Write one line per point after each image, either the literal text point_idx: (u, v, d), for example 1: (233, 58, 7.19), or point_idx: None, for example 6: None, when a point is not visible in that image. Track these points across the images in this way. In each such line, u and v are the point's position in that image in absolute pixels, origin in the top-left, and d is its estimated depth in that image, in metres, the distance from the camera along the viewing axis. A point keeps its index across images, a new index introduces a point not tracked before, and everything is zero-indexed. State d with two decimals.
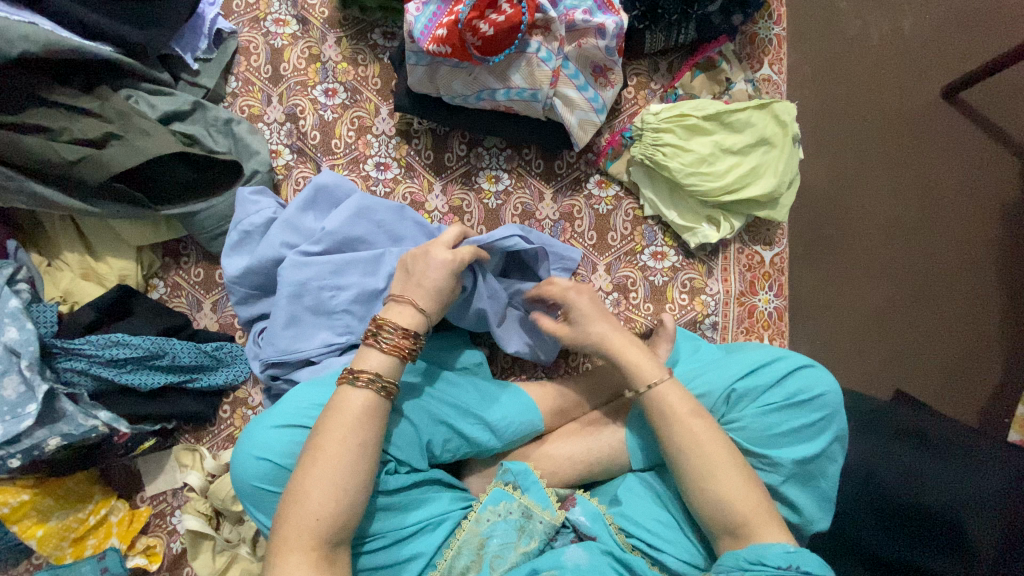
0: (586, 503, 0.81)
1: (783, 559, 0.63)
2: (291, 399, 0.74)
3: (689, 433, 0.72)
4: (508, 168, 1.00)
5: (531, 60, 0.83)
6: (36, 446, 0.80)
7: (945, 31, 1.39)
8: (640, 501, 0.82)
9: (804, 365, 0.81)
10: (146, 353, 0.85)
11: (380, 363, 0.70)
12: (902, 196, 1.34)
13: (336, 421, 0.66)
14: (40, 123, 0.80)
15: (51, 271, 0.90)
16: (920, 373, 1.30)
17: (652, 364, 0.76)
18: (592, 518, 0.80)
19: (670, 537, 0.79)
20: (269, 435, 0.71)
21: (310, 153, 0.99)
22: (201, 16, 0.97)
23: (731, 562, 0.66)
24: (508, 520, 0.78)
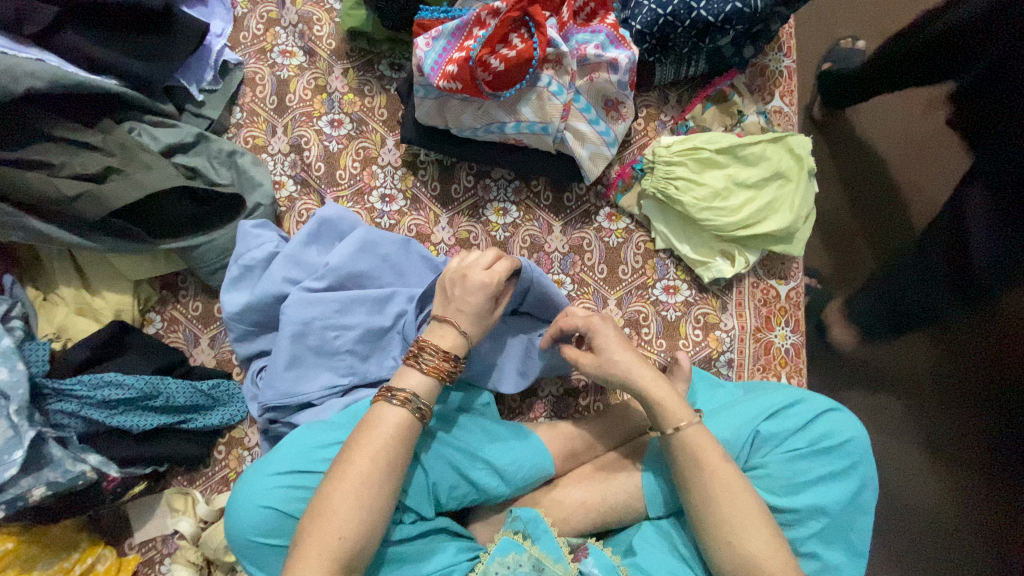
0: (599, 554, 0.77)
1: None
2: (292, 443, 0.71)
3: (716, 480, 0.70)
4: (516, 201, 0.98)
5: (542, 94, 0.81)
6: (21, 496, 0.74)
7: None
8: (657, 553, 0.79)
9: (830, 410, 0.78)
10: (140, 394, 0.81)
11: (419, 383, 0.69)
12: None
13: (347, 476, 0.63)
14: (40, 158, 0.77)
15: (46, 306, 0.86)
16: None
17: (671, 412, 0.72)
18: (605, 570, 0.76)
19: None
20: (269, 482, 0.67)
21: (313, 185, 0.97)
22: (207, 47, 0.96)
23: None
24: (519, 573, 0.73)
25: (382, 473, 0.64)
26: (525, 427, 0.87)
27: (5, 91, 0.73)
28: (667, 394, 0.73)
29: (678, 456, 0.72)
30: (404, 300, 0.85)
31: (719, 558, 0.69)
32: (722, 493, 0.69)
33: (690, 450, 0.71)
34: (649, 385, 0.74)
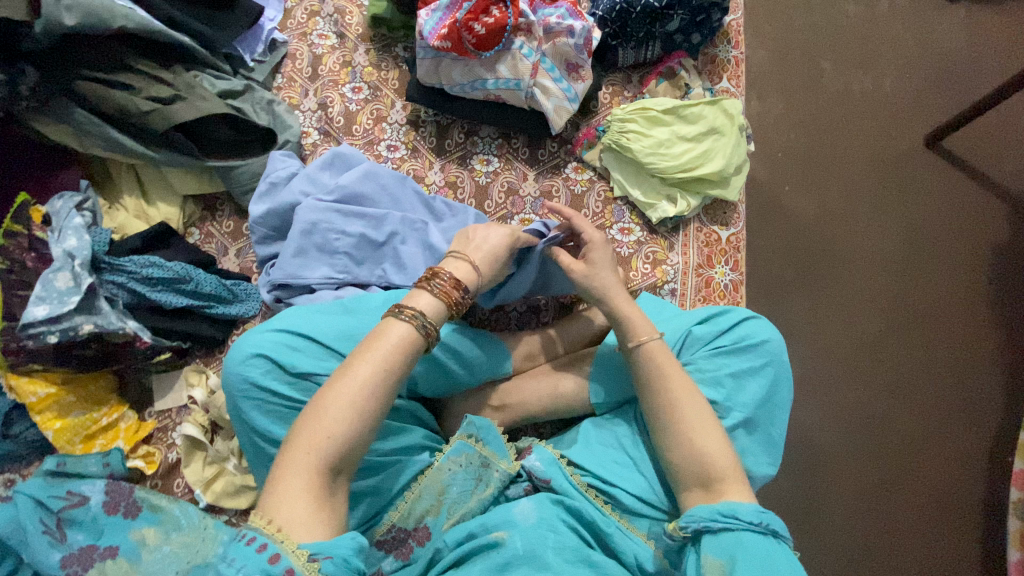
0: (541, 451, 0.88)
1: (755, 516, 0.67)
2: (294, 314, 0.86)
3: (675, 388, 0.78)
4: (499, 154, 1.17)
5: (515, 55, 1.03)
6: (72, 329, 0.90)
7: (921, 92, 1.65)
8: (595, 446, 0.90)
9: (748, 316, 0.92)
10: (176, 276, 1.00)
11: (428, 304, 0.75)
12: (892, 235, 1.56)
13: (349, 375, 0.67)
14: (124, 82, 1.00)
15: (110, 210, 1.07)
16: (866, 385, 1.47)
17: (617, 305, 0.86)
18: (547, 463, 0.86)
19: (626, 474, 0.86)
20: (268, 334, 0.81)
21: (334, 135, 1.18)
22: (261, 27, 1.22)
23: (705, 513, 0.69)
24: (468, 471, 0.85)
25: (380, 378, 0.67)
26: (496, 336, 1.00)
27: (104, 23, 0.94)
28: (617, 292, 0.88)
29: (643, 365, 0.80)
30: (395, 218, 1.02)
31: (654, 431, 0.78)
32: (676, 395, 0.77)
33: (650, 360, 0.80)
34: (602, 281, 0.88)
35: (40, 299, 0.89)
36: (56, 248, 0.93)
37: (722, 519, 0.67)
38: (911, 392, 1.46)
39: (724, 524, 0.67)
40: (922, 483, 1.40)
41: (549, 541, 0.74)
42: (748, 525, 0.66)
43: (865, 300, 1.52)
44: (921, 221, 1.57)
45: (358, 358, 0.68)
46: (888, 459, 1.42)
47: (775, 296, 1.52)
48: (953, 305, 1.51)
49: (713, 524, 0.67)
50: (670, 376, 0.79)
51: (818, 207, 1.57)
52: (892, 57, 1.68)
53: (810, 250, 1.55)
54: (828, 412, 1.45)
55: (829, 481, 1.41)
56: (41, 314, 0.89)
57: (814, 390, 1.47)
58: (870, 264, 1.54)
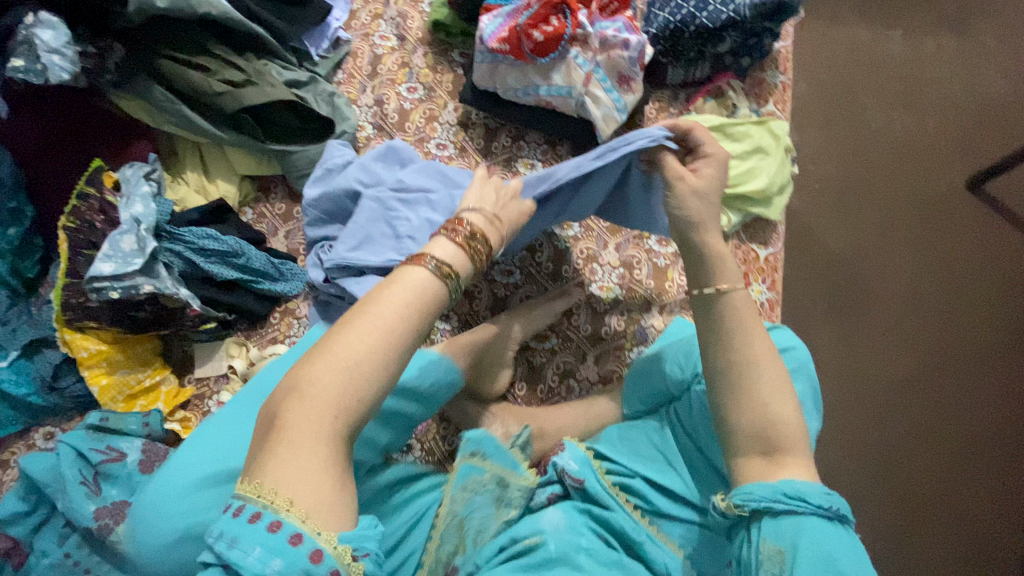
0: (573, 448, 0.84)
1: (825, 500, 0.64)
2: (178, 468, 0.79)
3: (753, 348, 0.72)
4: (543, 159, 1.20)
5: (570, 64, 1.06)
6: (132, 289, 0.94)
7: (964, 133, 1.65)
8: (620, 443, 0.91)
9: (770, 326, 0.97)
10: (228, 250, 1.04)
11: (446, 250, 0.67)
12: (929, 272, 1.54)
13: (370, 319, 0.59)
14: (201, 64, 1.06)
15: (173, 184, 1.13)
16: (894, 424, 1.44)
17: (713, 247, 0.78)
18: (579, 462, 0.83)
19: (658, 472, 0.85)
20: (187, 500, 0.76)
21: (387, 130, 1.23)
22: (327, 25, 1.28)
23: (765, 493, 0.65)
24: (485, 493, 0.79)
25: (403, 323, 0.60)
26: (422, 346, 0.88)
27: (190, 9, 1.01)
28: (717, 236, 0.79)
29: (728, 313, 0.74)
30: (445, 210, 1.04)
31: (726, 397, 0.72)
32: (760, 353, 0.72)
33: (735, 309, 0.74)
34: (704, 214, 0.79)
35: (105, 257, 0.94)
36: (124, 213, 0.98)
37: (785, 501, 0.64)
38: (941, 434, 1.43)
39: (785, 506, 0.63)
40: (950, 529, 1.36)
41: (580, 547, 0.72)
42: (815, 509, 0.63)
43: (896, 338, 1.50)
44: (959, 262, 1.55)
45: (375, 300, 0.61)
46: (913, 500, 1.39)
47: (802, 324, 1.52)
48: (991, 350, 1.47)
49: (774, 505, 0.64)
50: (754, 334, 0.73)
51: (854, 239, 1.57)
52: (936, 98, 1.69)
53: (842, 281, 1.54)
54: (851, 445, 1.43)
55: (850, 517, 1.37)
56: (106, 270, 0.93)
57: (838, 421, 1.45)
58: (905, 301, 1.52)
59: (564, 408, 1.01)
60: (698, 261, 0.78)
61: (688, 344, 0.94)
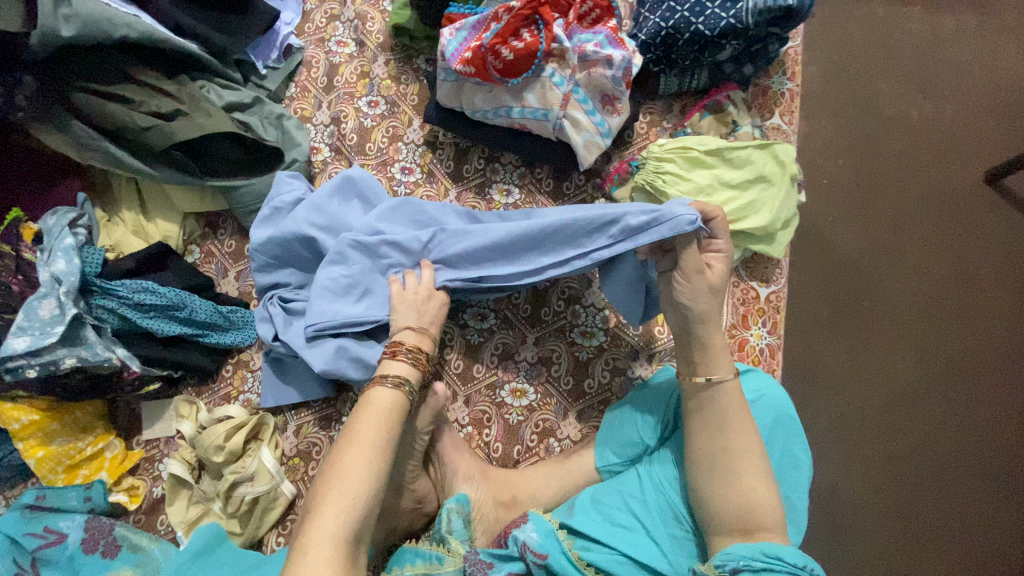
0: (538, 520, 0.82)
1: (801, 559, 0.65)
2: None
3: (734, 441, 0.73)
4: (520, 184, 1.07)
5: (545, 83, 0.93)
6: (54, 362, 0.84)
7: (993, 125, 1.48)
8: (595, 512, 0.83)
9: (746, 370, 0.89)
10: (169, 303, 0.94)
11: (401, 369, 0.77)
12: (950, 280, 1.39)
13: (360, 434, 0.68)
14: (123, 94, 0.92)
15: (108, 225, 1.02)
16: (919, 455, 1.28)
17: (714, 338, 0.78)
18: (544, 534, 0.80)
19: (635, 541, 0.79)
20: None
21: (345, 153, 1.10)
22: (276, 31, 1.14)
23: (745, 551, 0.66)
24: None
25: (383, 433, 0.69)
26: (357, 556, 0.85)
27: (104, 33, 0.87)
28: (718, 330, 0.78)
29: (712, 403, 0.76)
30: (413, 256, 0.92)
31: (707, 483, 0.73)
32: (737, 445, 0.73)
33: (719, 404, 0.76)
34: (709, 308, 0.77)
35: (20, 330, 0.83)
36: (43, 271, 0.88)
37: (763, 559, 0.65)
38: None
39: (764, 563, 0.64)
40: None
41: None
42: (791, 567, 0.64)
43: (921, 358, 1.34)
44: (993, 272, 1.38)
45: (356, 423, 0.70)
46: None
47: (809, 341, 1.36)
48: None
49: (753, 562, 0.64)
50: (739, 426, 0.74)
51: (874, 247, 1.40)
52: (963, 87, 1.51)
53: (854, 294, 1.39)
54: (870, 480, 1.28)
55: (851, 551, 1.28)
56: (19, 347, 0.82)
57: (857, 454, 1.29)
58: (928, 317, 1.37)
59: (539, 469, 0.92)
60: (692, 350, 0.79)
61: (665, 393, 0.88)
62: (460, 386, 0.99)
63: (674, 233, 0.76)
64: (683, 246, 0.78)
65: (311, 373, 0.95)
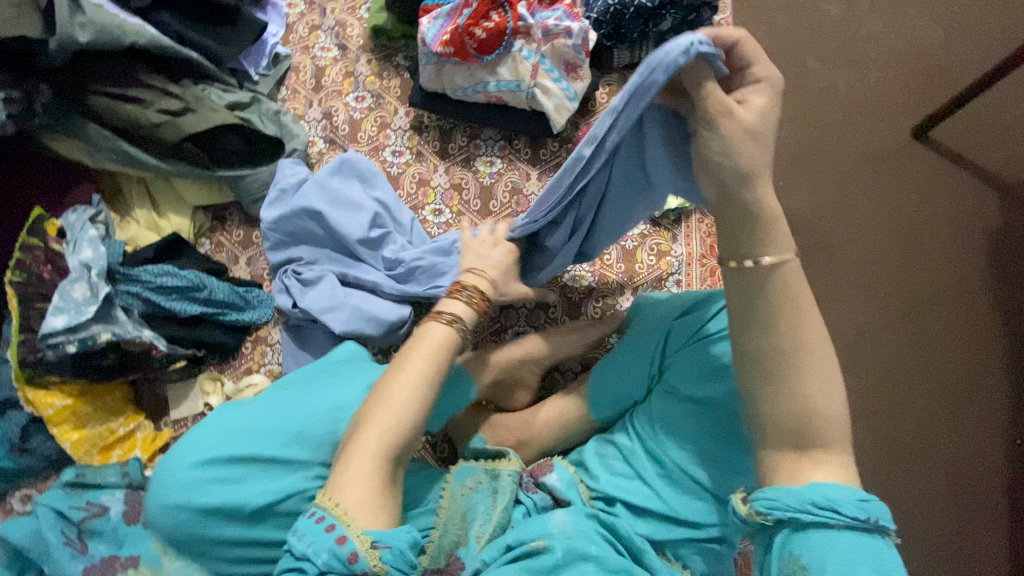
0: (561, 469, 0.86)
1: (860, 509, 0.57)
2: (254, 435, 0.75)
3: (812, 328, 0.62)
4: (501, 155, 1.19)
5: (515, 57, 1.06)
6: (91, 336, 0.91)
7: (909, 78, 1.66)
8: (603, 463, 0.86)
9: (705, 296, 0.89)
10: (189, 285, 1.01)
11: (458, 309, 0.80)
12: None
13: (413, 360, 0.71)
14: (135, 95, 1.02)
15: (122, 224, 1.09)
16: (897, 372, 1.37)
17: (764, 204, 0.64)
18: (567, 484, 0.85)
19: (631, 488, 0.81)
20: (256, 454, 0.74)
21: (339, 142, 1.21)
22: (264, 41, 1.25)
23: (792, 502, 0.59)
24: (485, 489, 0.85)
25: (435, 366, 0.72)
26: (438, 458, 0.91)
27: (116, 40, 0.96)
28: (768, 186, 0.63)
29: (776, 288, 0.63)
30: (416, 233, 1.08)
31: (771, 392, 0.62)
32: (802, 338, 0.62)
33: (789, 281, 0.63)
34: (754, 159, 0.63)
35: (57, 310, 0.90)
36: (73, 259, 0.95)
37: (814, 511, 0.58)
38: None
39: (816, 517, 0.57)
40: None
41: (589, 554, 0.72)
42: (848, 520, 0.57)
43: None
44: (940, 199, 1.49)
45: (407, 354, 0.72)
46: None
47: None
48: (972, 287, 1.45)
49: (802, 516, 0.58)
50: (802, 318, 0.62)
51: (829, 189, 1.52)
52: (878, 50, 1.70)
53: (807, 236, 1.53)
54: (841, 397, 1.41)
55: None
56: (59, 325, 0.90)
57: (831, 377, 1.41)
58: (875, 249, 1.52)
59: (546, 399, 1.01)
60: (741, 223, 0.65)
61: (637, 337, 0.91)
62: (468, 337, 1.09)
63: (667, 73, 0.63)
64: (696, 92, 0.64)
65: (327, 338, 1.02)
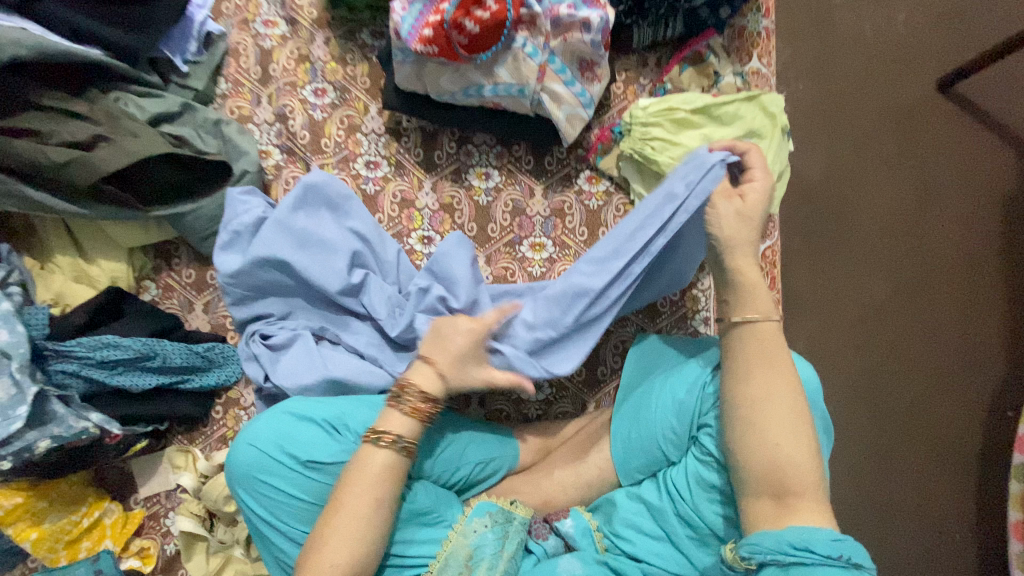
0: (578, 516, 0.83)
1: (832, 548, 0.58)
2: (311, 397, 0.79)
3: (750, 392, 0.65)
4: (498, 165, 1.00)
5: (517, 55, 0.84)
6: (27, 448, 0.79)
7: None
8: (633, 510, 0.80)
9: None
10: (137, 355, 0.85)
11: (403, 425, 0.70)
12: None
13: (361, 479, 0.68)
14: (28, 126, 0.82)
15: (43, 274, 0.90)
16: (929, 381, 1.20)
17: (744, 274, 0.71)
18: (581, 532, 0.81)
19: (662, 552, 0.76)
20: (307, 432, 0.75)
21: (299, 153, 0.99)
22: (190, 18, 0.97)
23: (771, 543, 0.60)
24: (497, 530, 0.79)
25: (380, 489, 0.69)
26: (486, 501, 0.82)
27: None
28: (747, 259, 0.71)
29: (737, 346, 0.68)
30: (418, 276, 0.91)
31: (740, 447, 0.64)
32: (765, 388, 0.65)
33: (755, 341, 0.68)
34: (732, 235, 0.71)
35: None
36: None
37: (793, 552, 0.58)
38: None
39: (793, 559, 0.58)
40: None
41: None
42: (825, 559, 0.57)
43: None
44: (1017, 172, 1.24)
45: (347, 482, 0.69)
46: None
47: None
48: None
49: (782, 558, 0.58)
50: (760, 372, 0.66)
51: (871, 158, 1.26)
52: None
53: None
54: None
55: None
56: None
57: None
58: None
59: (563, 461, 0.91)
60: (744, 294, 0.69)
61: (663, 391, 0.80)
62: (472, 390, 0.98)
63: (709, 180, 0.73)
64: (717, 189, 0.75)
65: None
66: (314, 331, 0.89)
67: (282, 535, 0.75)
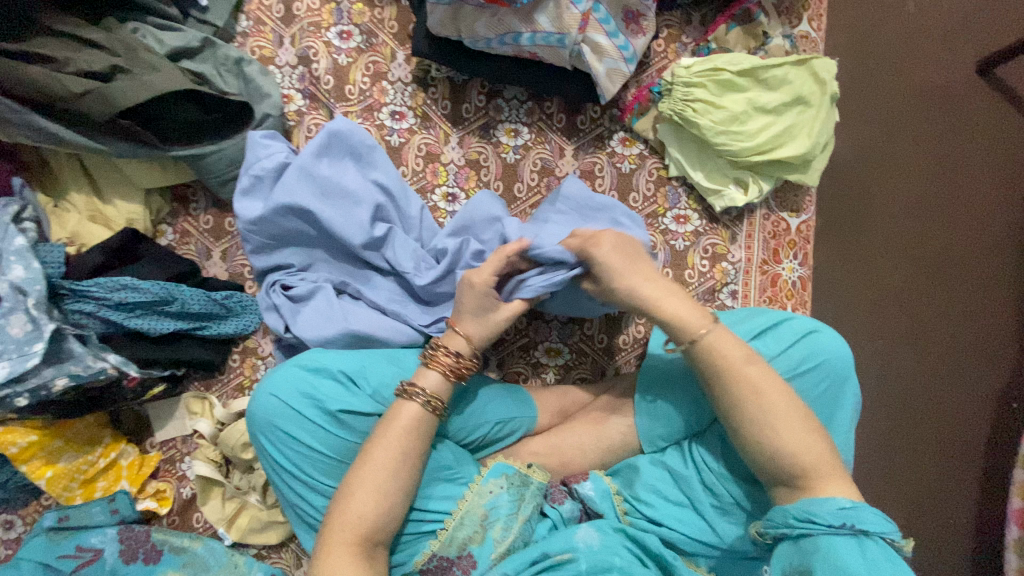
0: (597, 479, 0.80)
1: (837, 518, 0.56)
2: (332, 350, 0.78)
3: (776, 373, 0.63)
4: (528, 121, 0.96)
5: (560, 3, 0.80)
6: (44, 386, 0.78)
7: None
8: (656, 479, 0.79)
9: (809, 331, 0.74)
10: (156, 299, 0.84)
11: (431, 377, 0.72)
12: None
13: (390, 432, 0.69)
14: (43, 52, 0.78)
15: (58, 212, 0.89)
16: (969, 369, 1.11)
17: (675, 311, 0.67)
18: (601, 495, 0.79)
19: (683, 518, 0.76)
20: (328, 385, 0.74)
21: (322, 99, 0.94)
22: None
23: (779, 517, 0.60)
24: (513, 492, 0.78)
25: (403, 445, 0.69)
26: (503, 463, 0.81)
27: None
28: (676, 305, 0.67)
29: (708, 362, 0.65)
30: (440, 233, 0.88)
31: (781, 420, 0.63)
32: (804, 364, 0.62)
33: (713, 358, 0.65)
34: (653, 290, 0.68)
35: None
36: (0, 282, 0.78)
37: (796, 525, 0.58)
38: None
39: (799, 531, 0.58)
40: None
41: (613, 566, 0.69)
42: (827, 530, 0.56)
43: None
44: None
45: (374, 443, 0.69)
46: None
47: None
48: None
49: (789, 531, 0.59)
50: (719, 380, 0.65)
51: None
52: None
53: None
54: None
55: None
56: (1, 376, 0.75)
57: None
58: None
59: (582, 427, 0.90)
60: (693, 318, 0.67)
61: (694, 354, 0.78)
62: (491, 353, 0.97)
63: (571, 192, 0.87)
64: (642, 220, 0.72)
65: None
66: (336, 285, 0.87)
67: (307, 488, 0.75)
